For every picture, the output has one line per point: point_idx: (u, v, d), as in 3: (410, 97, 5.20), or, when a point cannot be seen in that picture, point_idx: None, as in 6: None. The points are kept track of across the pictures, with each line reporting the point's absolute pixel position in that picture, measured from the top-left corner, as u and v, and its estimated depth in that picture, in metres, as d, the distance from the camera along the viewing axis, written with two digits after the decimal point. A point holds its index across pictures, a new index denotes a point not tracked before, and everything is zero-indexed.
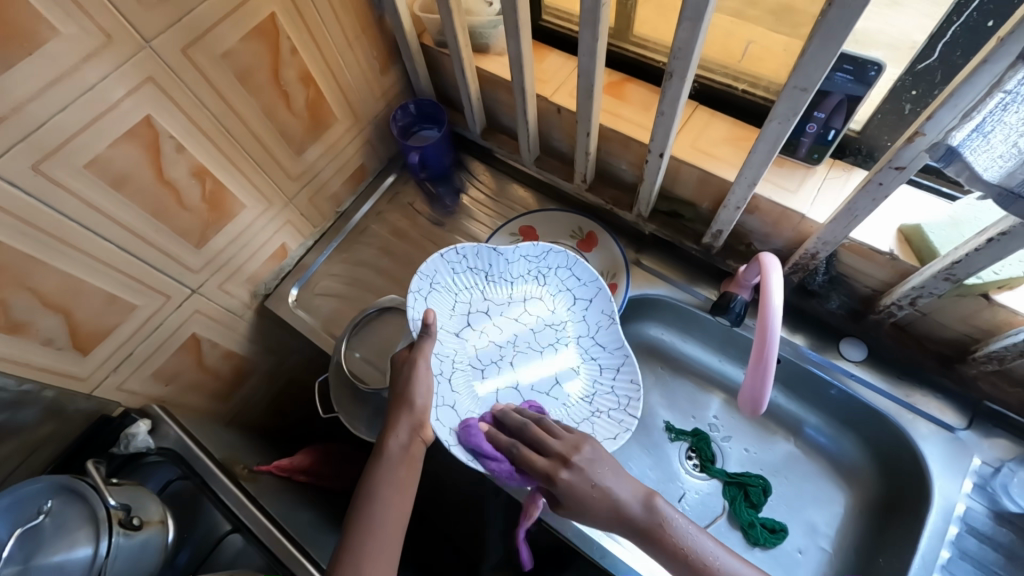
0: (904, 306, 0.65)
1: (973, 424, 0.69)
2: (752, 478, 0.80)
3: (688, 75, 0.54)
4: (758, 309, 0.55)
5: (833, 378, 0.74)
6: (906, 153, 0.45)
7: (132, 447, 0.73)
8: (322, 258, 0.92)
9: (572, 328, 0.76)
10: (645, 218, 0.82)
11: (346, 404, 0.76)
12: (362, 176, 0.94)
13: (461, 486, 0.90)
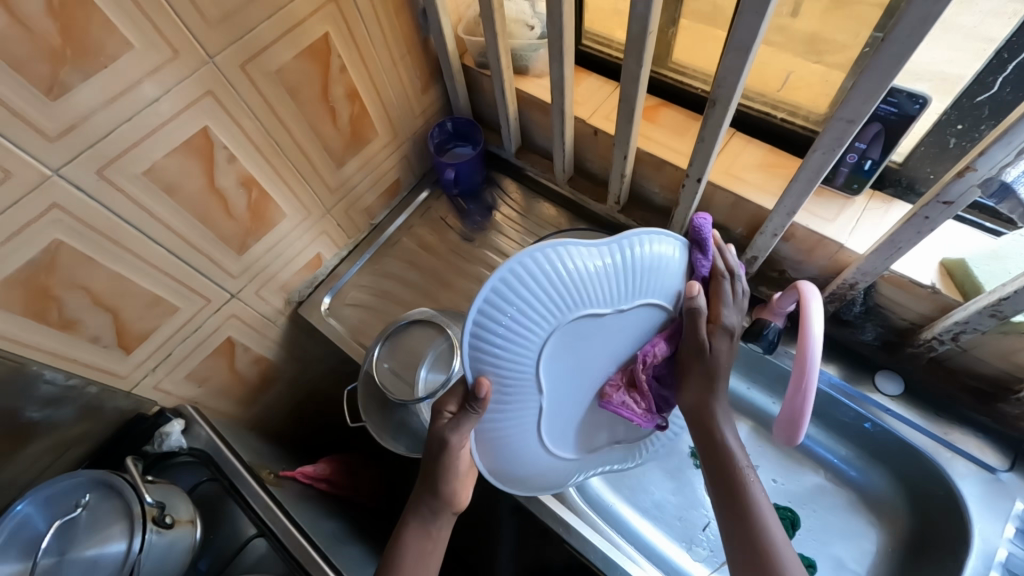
0: (945, 341, 0.64)
1: (1016, 466, 0.66)
2: (779, 510, 0.79)
3: (731, 104, 0.54)
4: (797, 339, 0.54)
5: (866, 412, 0.73)
6: (954, 188, 0.45)
7: (166, 446, 0.75)
8: (354, 269, 0.94)
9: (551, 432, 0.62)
10: None
11: (373, 413, 0.77)
12: (397, 190, 0.96)
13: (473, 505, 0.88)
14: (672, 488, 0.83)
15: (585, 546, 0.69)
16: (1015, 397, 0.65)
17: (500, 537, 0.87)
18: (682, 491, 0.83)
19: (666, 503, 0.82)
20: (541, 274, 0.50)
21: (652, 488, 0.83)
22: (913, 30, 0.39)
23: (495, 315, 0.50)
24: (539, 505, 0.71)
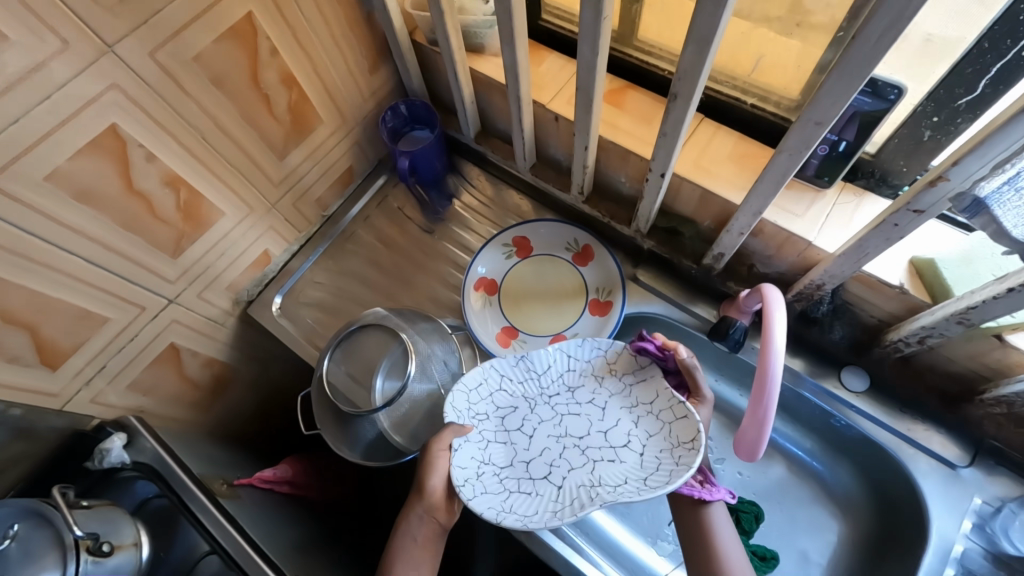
0: (912, 343, 0.61)
1: (976, 461, 0.66)
2: (744, 503, 0.78)
3: (695, 97, 0.50)
4: (761, 348, 0.51)
5: (833, 409, 0.71)
6: (926, 197, 0.41)
7: (106, 463, 0.71)
8: (307, 264, 0.89)
9: (517, 412, 0.70)
10: (643, 234, 0.78)
11: (327, 422, 0.73)
12: (350, 179, 0.90)
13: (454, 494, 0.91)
14: None
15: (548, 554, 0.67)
16: (980, 400, 0.64)
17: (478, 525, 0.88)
18: None
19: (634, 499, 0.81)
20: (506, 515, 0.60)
21: None
22: (886, 30, 0.34)
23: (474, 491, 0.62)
24: None
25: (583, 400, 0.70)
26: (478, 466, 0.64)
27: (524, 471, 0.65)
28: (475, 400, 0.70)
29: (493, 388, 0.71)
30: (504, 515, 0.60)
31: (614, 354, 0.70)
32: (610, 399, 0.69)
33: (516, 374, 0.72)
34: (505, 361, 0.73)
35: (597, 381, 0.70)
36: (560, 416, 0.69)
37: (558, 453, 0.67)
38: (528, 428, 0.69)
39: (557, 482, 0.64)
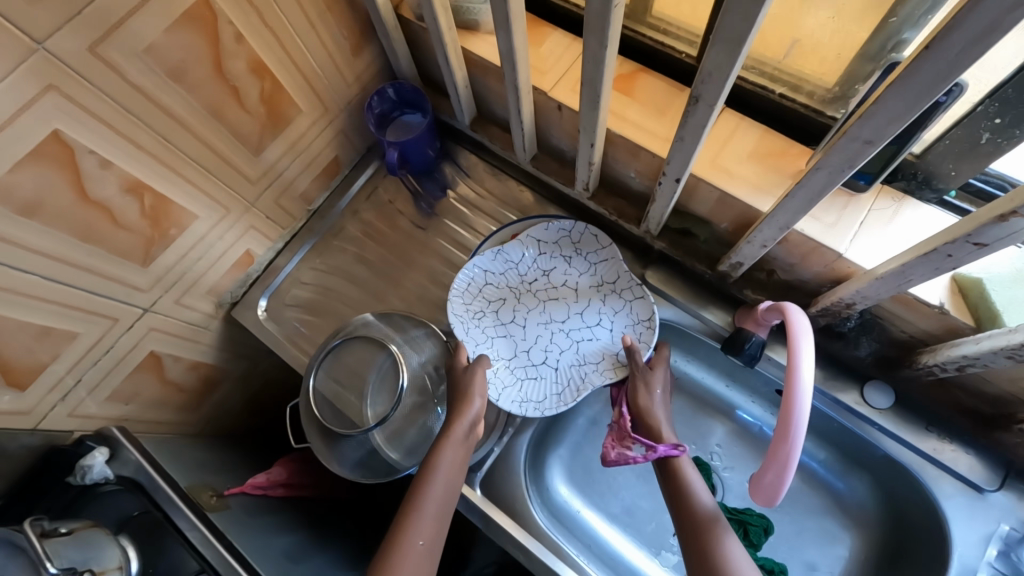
0: (948, 369, 0.55)
1: (1006, 485, 0.62)
2: (753, 516, 0.75)
3: (719, 102, 0.43)
4: (783, 387, 0.48)
5: (854, 425, 0.67)
6: (993, 232, 0.36)
7: (88, 479, 0.68)
8: (294, 262, 0.83)
9: (503, 303, 0.74)
10: (654, 236, 0.71)
11: (317, 437, 0.69)
12: (336, 169, 0.83)
13: None
14: (644, 491, 0.79)
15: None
16: (1016, 427, 0.60)
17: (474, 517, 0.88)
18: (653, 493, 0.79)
19: (638, 507, 0.79)
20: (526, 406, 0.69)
21: (622, 492, 0.80)
22: (973, 40, 0.27)
23: (497, 390, 0.69)
24: (497, 531, 0.66)
25: (558, 281, 0.74)
26: (489, 365, 0.71)
27: (526, 360, 0.72)
28: (471, 305, 0.73)
29: (477, 281, 0.73)
30: (526, 406, 0.69)
31: (579, 234, 0.72)
32: (580, 279, 0.73)
33: (497, 265, 0.73)
34: (484, 258, 0.73)
35: (568, 261, 0.74)
36: (544, 305, 0.74)
37: (549, 338, 0.72)
38: (519, 319, 0.73)
39: (552, 367, 0.71)
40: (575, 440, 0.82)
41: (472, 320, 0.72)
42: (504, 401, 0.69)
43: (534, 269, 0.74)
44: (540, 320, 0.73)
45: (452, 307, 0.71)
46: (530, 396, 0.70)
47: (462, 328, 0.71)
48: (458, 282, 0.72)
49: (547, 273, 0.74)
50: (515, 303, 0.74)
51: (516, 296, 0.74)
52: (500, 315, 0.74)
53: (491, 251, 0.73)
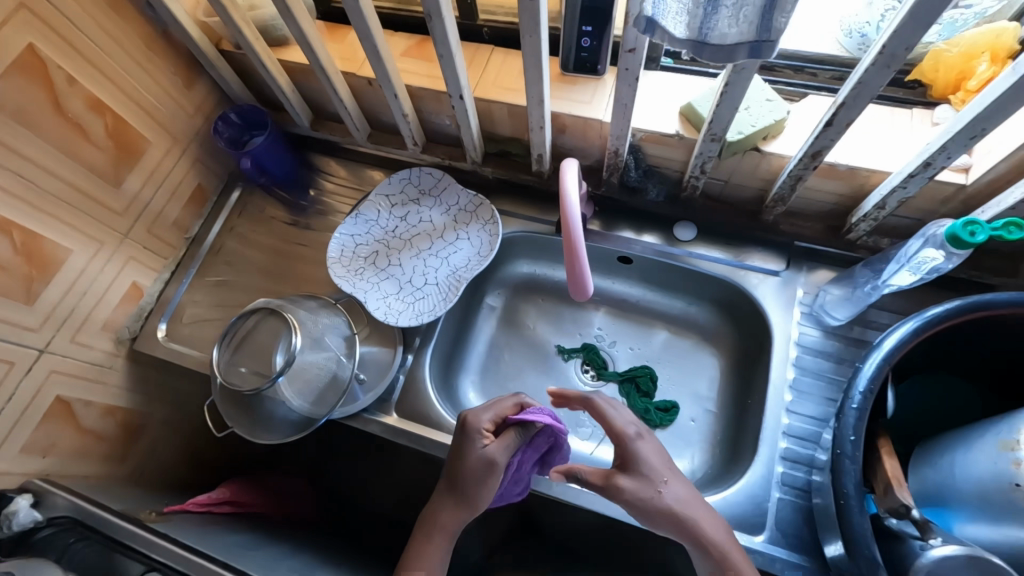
0: (699, 174, 0.69)
1: (791, 264, 0.78)
2: (639, 370, 0.88)
3: (445, 12, 0.58)
4: (560, 213, 0.58)
5: (677, 261, 0.82)
6: (628, 34, 0.52)
7: (16, 526, 0.69)
8: (183, 288, 0.90)
9: (378, 255, 0.85)
10: (480, 163, 0.85)
11: (237, 418, 0.76)
12: (204, 197, 0.92)
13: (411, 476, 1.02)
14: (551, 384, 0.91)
15: None
16: (766, 205, 0.72)
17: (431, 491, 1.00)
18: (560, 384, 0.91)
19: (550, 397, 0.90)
20: (422, 316, 0.79)
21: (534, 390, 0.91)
22: None
23: (394, 316, 0.79)
24: (419, 440, 0.76)
25: (415, 221, 0.87)
26: (381, 301, 0.81)
27: (411, 287, 0.82)
28: (351, 266, 0.84)
29: (349, 246, 0.86)
30: (422, 317, 0.79)
31: (418, 179, 0.88)
32: (432, 212, 0.87)
33: (361, 228, 0.87)
34: (348, 225, 0.87)
35: (417, 204, 0.88)
36: (411, 243, 0.86)
37: (424, 264, 0.84)
38: (394, 261, 0.85)
39: (434, 281, 0.82)
40: (481, 362, 0.92)
41: (356, 275, 0.83)
42: (402, 321, 0.79)
43: (394, 220, 0.88)
44: (412, 254, 0.85)
45: (334, 270, 0.83)
46: (422, 310, 0.80)
47: (348, 284, 0.83)
48: (334, 251, 0.85)
49: (405, 219, 0.88)
50: (387, 250, 0.86)
51: (386, 245, 0.86)
52: (378, 263, 0.85)
53: (352, 219, 0.87)
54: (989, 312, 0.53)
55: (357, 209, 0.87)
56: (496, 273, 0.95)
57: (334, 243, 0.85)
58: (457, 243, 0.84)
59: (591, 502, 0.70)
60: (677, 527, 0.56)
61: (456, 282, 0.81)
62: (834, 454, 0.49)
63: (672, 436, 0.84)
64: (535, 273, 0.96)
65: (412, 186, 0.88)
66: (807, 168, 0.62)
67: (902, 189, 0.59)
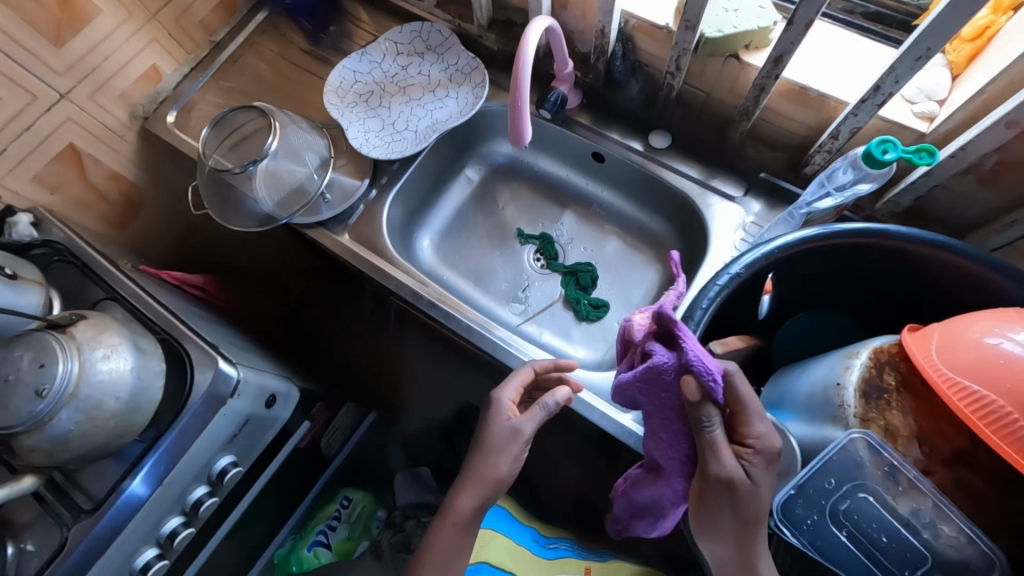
0: (674, 72, 0.71)
1: (749, 193, 0.78)
2: (583, 266, 0.93)
3: None
4: (513, 56, 0.60)
5: (647, 168, 0.83)
6: None
7: (15, 236, 0.80)
8: (198, 86, 0.98)
9: (372, 94, 0.91)
10: (485, 28, 0.88)
11: (212, 198, 0.85)
12: (232, 6, 0.99)
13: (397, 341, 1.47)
14: (501, 260, 0.97)
15: (400, 288, 0.80)
16: (737, 123, 0.73)
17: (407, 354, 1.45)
18: (510, 262, 0.96)
19: (497, 271, 0.96)
20: (393, 155, 0.86)
21: (484, 261, 0.97)
22: None
23: (369, 149, 0.86)
24: (363, 262, 0.83)
25: (414, 73, 0.91)
26: (361, 134, 0.87)
27: (392, 129, 0.88)
28: (344, 97, 0.90)
29: (349, 80, 0.91)
30: (393, 156, 0.86)
31: (427, 33, 0.91)
32: (431, 68, 0.91)
33: (364, 66, 0.92)
34: (352, 61, 0.91)
35: (420, 58, 0.92)
36: (404, 91, 0.91)
37: (409, 111, 0.89)
38: (384, 103, 0.90)
39: (413, 129, 0.87)
40: (445, 224, 0.98)
41: (347, 106, 0.90)
42: (375, 154, 0.86)
43: (395, 67, 0.92)
44: (402, 100, 0.90)
45: (328, 97, 0.89)
46: (395, 150, 0.86)
47: (338, 112, 0.89)
48: (333, 81, 0.90)
49: (406, 68, 0.92)
50: (381, 92, 0.91)
51: (382, 87, 0.91)
52: (370, 102, 0.90)
53: (358, 56, 0.92)
54: (888, 242, 0.54)
55: (365, 48, 0.92)
56: (478, 146, 0.99)
57: (335, 74, 0.91)
58: (444, 100, 0.88)
59: (493, 349, 0.77)
60: (738, 553, 0.48)
61: (432, 132, 0.86)
62: (683, 314, 0.53)
63: (594, 331, 0.90)
64: (515, 156, 1.00)
65: (419, 38, 0.92)
66: (770, 77, 0.62)
67: (853, 117, 0.59)
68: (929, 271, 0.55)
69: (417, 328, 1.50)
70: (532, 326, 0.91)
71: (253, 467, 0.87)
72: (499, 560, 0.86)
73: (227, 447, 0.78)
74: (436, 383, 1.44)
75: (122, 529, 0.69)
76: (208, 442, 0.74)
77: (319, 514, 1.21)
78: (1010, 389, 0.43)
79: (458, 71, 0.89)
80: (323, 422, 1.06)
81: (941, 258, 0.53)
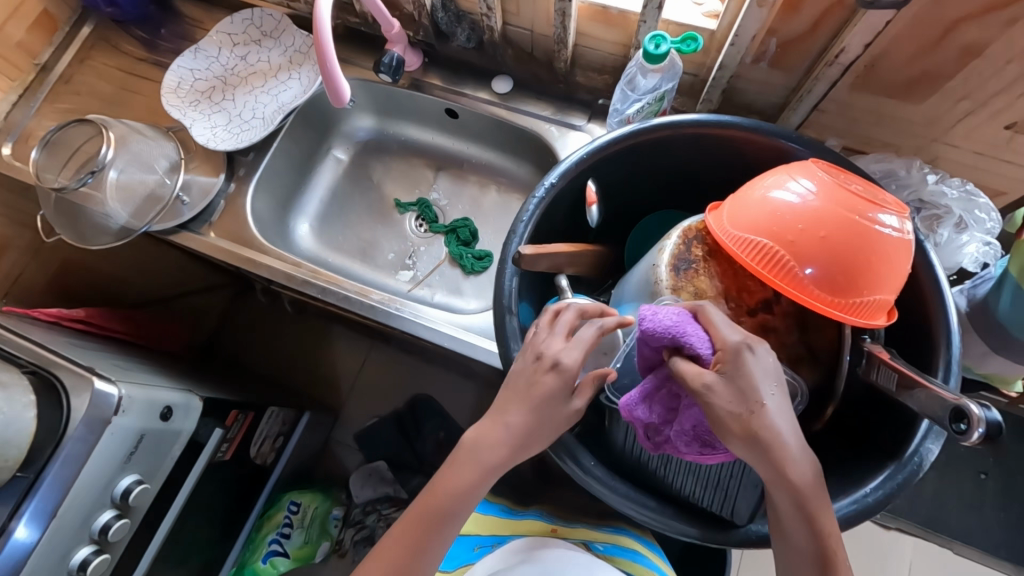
0: (489, 14, 0.74)
1: (593, 120, 0.82)
2: (461, 222, 0.95)
3: None
4: (309, 16, 0.61)
5: (497, 114, 0.86)
6: None
7: None
8: (32, 113, 0.94)
9: (214, 89, 0.89)
10: (313, 5, 0.88)
11: (64, 225, 0.81)
12: (52, 25, 0.95)
13: (322, 348, 1.50)
14: (384, 233, 0.98)
15: (278, 275, 0.80)
16: (557, 55, 0.77)
17: (336, 358, 1.49)
18: (392, 233, 0.97)
19: (382, 244, 0.97)
20: (242, 143, 0.85)
21: (367, 236, 0.98)
22: None
23: (217, 142, 0.85)
24: (235, 256, 0.82)
25: (254, 61, 0.90)
26: (207, 129, 0.86)
27: (239, 119, 0.87)
28: (184, 96, 0.88)
29: (187, 79, 0.89)
30: (243, 145, 0.85)
31: (259, 20, 0.90)
32: (271, 53, 0.90)
33: (200, 63, 0.90)
34: (187, 59, 0.89)
35: (257, 45, 0.91)
36: (246, 81, 0.90)
37: (254, 99, 0.88)
38: (228, 96, 0.89)
39: (261, 116, 0.87)
40: (321, 208, 0.98)
41: (189, 105, 0.88)
42: (223, 146, 0.84)
43: (234, 58, 0.91)
44: (246, 90, 0.89)
45: (168, 98, 0.87)
46: (244, 138, 0.85)
47: (180, 112, 0.87)
48: (170, 83, 0.88)
49: (245, 57, 0.91)
50: (223, 85, 0.90)
51: (223, 81, 0.90)
52: (213, 97, 0.89)
53: (192, 53, 0.90)
54: (683, 132, 0.58)
55: (198, 45, 0.90)
56: (340, 125, 0.99)
57: (172, 75, 0.88)
58: (287, 82, 0.88)
59: (374, 314, 0.78)
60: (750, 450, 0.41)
61: (279, 115, 0.86)
62: (508, 230, 0.56)
63: (482, 281, 0.92)
64: (377, 130, 1.00)
65: (253, 26, 0.90)
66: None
67: (643, 23, 0.64)
68: (725, 151, 0.61)
69: (339, 325, 1.50)
70: (423, 289, 0.93)
71: (167, 483, 0.85)
72: (461, 529, 0.80)
73: (126, 466, 0.77)
74: (370, 378, 1.47)
75: (22, 568, 0.67)
76: (101, 463, 0.73)
77: (267, 524, 1.18)
78: (776, 231, 0.48)
79: (297, 53, 0.89)
80: (243, 430, 1.04)
81: (727, 136, 0.58)
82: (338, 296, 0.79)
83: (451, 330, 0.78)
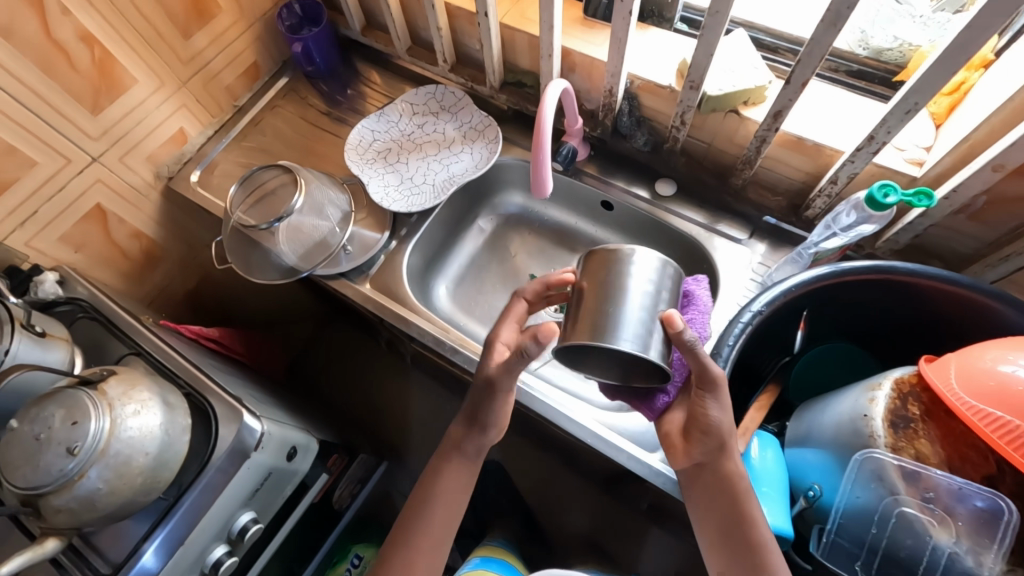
0: (680, 127, 0.78)
1: (754, 235, 0.82)
2: None
3: None
4: (534, 112, 0.64)
5: (656, 214, 0.87)
6: None
7: (40, 295, 0.80)
8: (220, 147, 1.02)
9: (390, 150, 0.96)
10: (497, 89, 0.95)
11: (238, 255, 0.87)
12: (256, 74, 1.05)
13: None
14: None
15: (422, 334, 0.82)
16: (739, 168, 0.79)
17: None
18: None
19: None
20: (412, 207, 0.90)
21: (498, 304, 0.99)
22: None
23: (388, 202, 0.90)
24: (385, 311, 0.85)
25: (430, 131, 0.97)
26: (382, 189, 0.91)
27: (411, 183, 0.93)
28: (363, 154, 0.95)
29: (369, 139, 0.96)
30: (411, 209, 0.90)
31: (441, 95, 0.97)
32: (447, 125, 0.96)
33: (382, 126, 0.97)
34: (371, 121, 0.97)
35: (435, 116, 0.97)
36: (421, 148, 0.96)
37: (427, 166, 0.94)
38: (403, 159, 0.95)
39: (431, 183, 0.92)
40: (458, 272, 1.01)
41: (367, 163, 0.94)
42: (394, 206, 0.90)
43: (413, 125, 0.97)
44: (419, 156, 0.95)
45: (349, 155, 0.94)
46: (414, 202, 0.90)
47: (358, 169, 0.93)
48: (354, 141, 0.95)
49: (422, 126, 0.97)
50: (399, 148, 0.96)
51: (399, 144, 0.96)
52: (388, 158, 0.95)
53: (376, 116, 0.97)
54: (895, 278, 0.57)
55: (382, 109, 0.97)
56: (491, 198, 1.04)
57: (356, 135, 0.96)
58: (459, 155, 0.94)
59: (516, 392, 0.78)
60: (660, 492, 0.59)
61: (449, 185, 0.91)
62: (711, 353, 0.55)
63: None
64: (523, 207, 1.04)
65: (433, 98, 0.98)
66: (771, 129, 0.68)
67: (850, 163, 0.65)
68: (934, 304, 0.59)
69: None
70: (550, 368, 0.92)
71: (271, 522, 0.85)
72: None
73: (247, 504, 0.77)
74: None
75: None
76: (231, 496, 0.73)
77: None
78: None
79: (472, 129, 0.95)
80: (336, 475, 1.04)
81: (942, 292, 0.57)
82: (482, 367, 0.79)
83: (595, 426, 0.73)
